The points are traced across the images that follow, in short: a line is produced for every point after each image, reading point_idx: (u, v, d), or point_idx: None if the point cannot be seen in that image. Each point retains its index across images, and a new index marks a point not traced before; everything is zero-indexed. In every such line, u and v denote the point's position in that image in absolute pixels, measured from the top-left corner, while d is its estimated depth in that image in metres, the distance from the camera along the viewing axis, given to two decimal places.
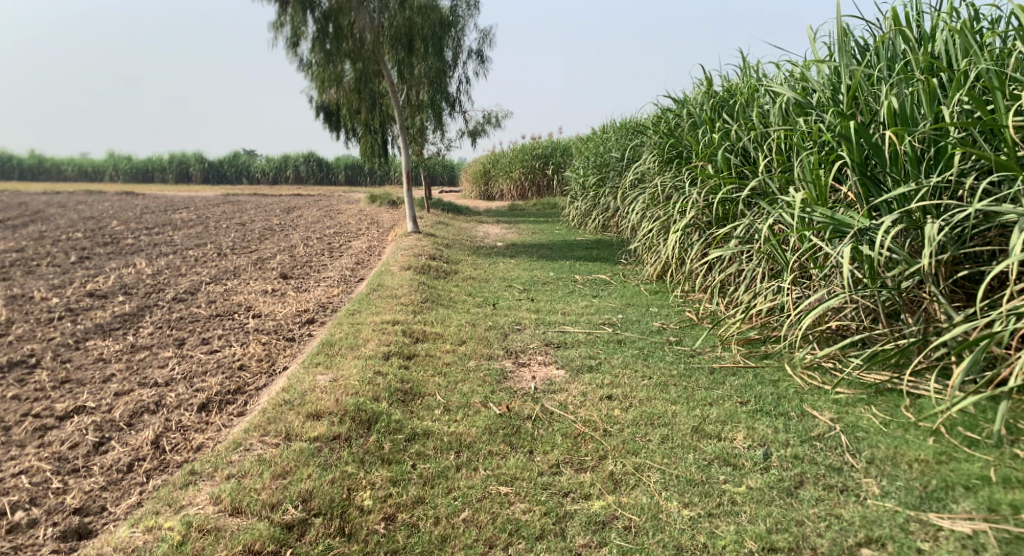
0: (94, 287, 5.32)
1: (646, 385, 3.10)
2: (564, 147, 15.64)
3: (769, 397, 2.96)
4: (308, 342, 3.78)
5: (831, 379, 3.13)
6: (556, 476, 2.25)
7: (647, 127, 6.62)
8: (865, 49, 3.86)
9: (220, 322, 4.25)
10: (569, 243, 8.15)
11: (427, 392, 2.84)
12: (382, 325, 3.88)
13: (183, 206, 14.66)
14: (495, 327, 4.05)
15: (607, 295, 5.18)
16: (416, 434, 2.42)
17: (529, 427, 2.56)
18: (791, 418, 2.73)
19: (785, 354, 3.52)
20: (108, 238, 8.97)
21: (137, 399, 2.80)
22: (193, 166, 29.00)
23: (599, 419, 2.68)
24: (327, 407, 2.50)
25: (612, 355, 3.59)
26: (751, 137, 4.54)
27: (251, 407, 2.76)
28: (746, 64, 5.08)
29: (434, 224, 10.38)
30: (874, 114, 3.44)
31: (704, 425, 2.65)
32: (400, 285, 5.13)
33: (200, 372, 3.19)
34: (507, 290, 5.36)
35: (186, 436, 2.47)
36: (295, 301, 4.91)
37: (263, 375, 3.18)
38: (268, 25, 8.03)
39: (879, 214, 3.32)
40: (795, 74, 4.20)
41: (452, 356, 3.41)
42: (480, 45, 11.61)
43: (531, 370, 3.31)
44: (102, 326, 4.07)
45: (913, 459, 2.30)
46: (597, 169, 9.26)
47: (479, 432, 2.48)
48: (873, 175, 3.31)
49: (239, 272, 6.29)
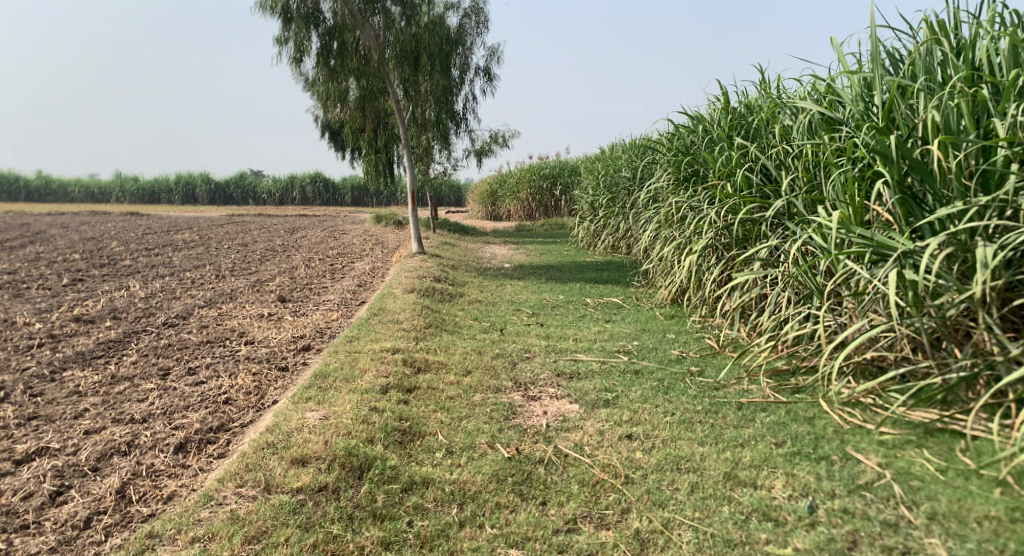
0: (82, 312, 5.10)
1: (668, 423, 2.81)
2: (572, 167, 15.44)
3: (806, 438, 2.67)
4: (302, 372, 3.52)
5: (872, 417, 2.85)
6: (572, 536, 1.97)
7: (660, 144, 6.39)
8: (897, 61, 3.63)
9: (210, 349, 4.01)
10: (578, 264, 7.91)
11: (428, 430, 2.57)
12: (382, 354, 3.62)
13: (186, 227, 14.55)
14: (502, 356, 3.78)
15: (620, 320, 4.91)
16: (415, 482, 2.14)
17: (542, 473, 2.29)
18: (834, 463, 2.45)
19: (819, 387, 3.24)
20: (106, 259, 8.79)
21: (108, 439, 2.54)
22: (201, 188, 29.12)
23: (620, 464, 2.40)
24: (316, 452, 2.23)
25: (630, 387, 3.30)
26: (773, 155, 4.30)
27: (234, 447, 2.50)
28: (764, 79, 4.87)
29: (440, 245, 10.13)
30: (911, 130, 3.18)
31: (737, 471, 2.37)
32: (403, 309, 4.88)
33: (182, 406, 2.93)
34: (514, 314, 5.09)
35: (156, 484, 2.20)
36: (292, 327, 4.66)
37: (250, 410, 2.92)
38: (273, 39, 7.88)
39: (920, 237, 3.07)
40: (820, 87, 3.97)
41: (456, 389, 3.14)
42: (487, 63, 11.45)
43: (542, 405, 3.04)
44: (84, 354, 3.84)
45: (983, 515, 2.01)
46: (607, 189, 9.03)
47: (485, 481, 2.20)
48: (914, 194, 3.05)
49: (236, 295, 6.05)
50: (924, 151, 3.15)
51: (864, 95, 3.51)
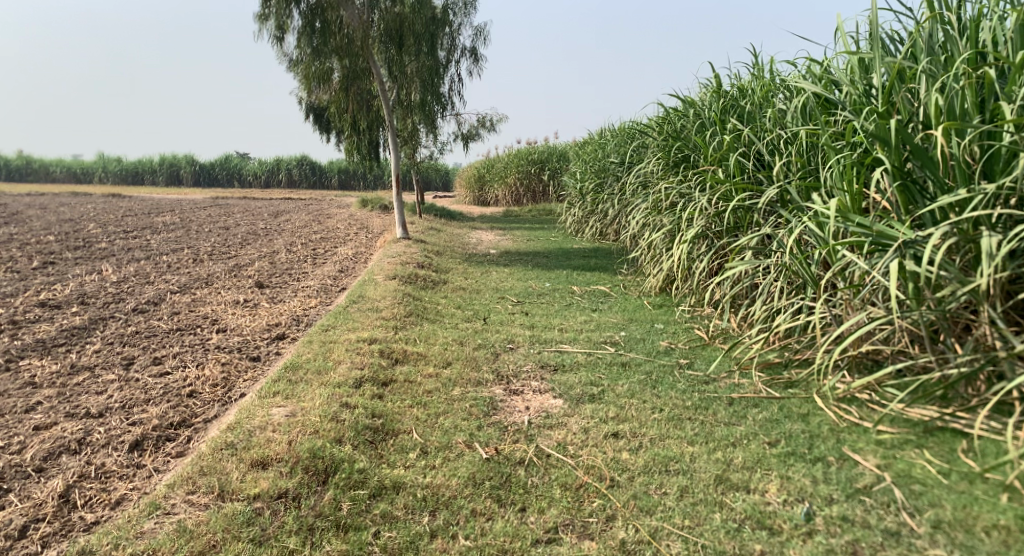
0: (48, 296, 4.88)
1: (657, 420, 2.67)
2: (560, 153, 15.25)
3: (800, 437, 2.55)
4: (274, 363, 3.35)
5: (868, 414, 2.73)
6: (553, 547, 1.83)
7: (650, 128, 6.22)
8: (897, 42, 3.47)
9: (179, 338, 3.82)
10: (565, 251, 7.77)
11: (402, 428, 2.42)
12: (357, 344, 3.45)
13: (167, 209, 14.22)
14: (485, 346, 3.63)
15: (607, 309, 4.76)
16: (383, 487, 1.99)
17: (522, 475, 2.15)
18: (830, 465, 2.33)
19: (812, 382, 3.12)
20: (81, 241, 8.52)
21: (57, 436, 2.36)
22: (185, 169, 28.68)
23: (605, 465, 2.26)
24: (278, 453, 2.08)
25: (617, 381, 3.16)
26: (767, 140, 4.14)
27: (194, 445, 2.34)
28: (758, 61, 4.71)
29: (426, 231, 9.92)
30: (912, 113, 3.04)
31: (729, 473, 2.25)
32: (384, 296, 4.71)
33: (142, 400, 2.75)
34: (499, 302, 4.93)
35: (103, 487, 2.04)
36: (267, 314, 4.48)
37: (214, 404, 2.74)
38: (253, 15, 7.60)
39: (920, 227, 2.93)
40: (817, 69, 3.81)
41: (435, 382, 2.98)
42: (474, 43, 11.18)
43: (525, 400, 2.89)
44: (44, 341, 3.64)
45: (990, 525, 1.91)
46: (596, 174, 8.85)
47: (460, 485, 2.05)
48: (916, 182, 2.91)
49: (211, 280, 5.84)
50: (925, 137, 3.01)
51: (863, 77, 3.36)
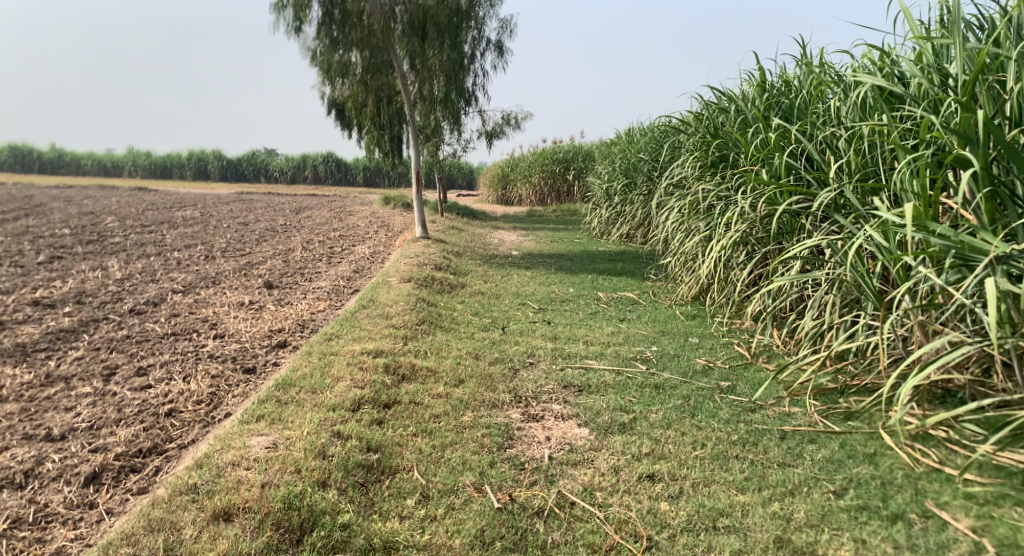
0: (44, 294, 4.62)
1: (699, 458, 2.29)
2: (587, 152, 14.83)
3: (872, 486, 2.15)
4: (269, 377, 3.03)
5: (950, 457, 2.30)
6: None
7: (686, 124, 5.80)
8: (978, 26, 3.02)
9: (171, 344, 3.51)
10: (591, 254, 7.38)
11: (402, 465, 2.07)
12: (360, 357, 3.11)
13: (190, 203, 14.09)
14: (501, 361, 3.26)
15: (636, 319, 4.37)
16: (371, 549, 1.68)
17: (538, 530, 1.82)
18: (913, 526, 1.94)
19: (876, 415, 2.68)
20: (94, 235, 8.30)
21: (4, 466, 2.06)
22: (211, 164, 28.81)
23: (640, 520, 1.90)
24: (246, 501, 1.78)
25: (650, 407, 2.77)
26: (821, 139, 3.71)
27: (160, 479, 2.03)
28: (808, 51, 4.28)
29: (446, 230, 9.59)
30: (999, 108, 2.62)
31: (789, 534, 1.88)
32: (395, 301, 4.36)
33: (113, 418, 2.44)
34: (520, 309, 4.56)
35: (40, 537, 1.75)
36: (271, 318, 4.17)
37: (194, 426, 2.42)
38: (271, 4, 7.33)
39: (1011, 240, 2.51)
40: (881, 59, 3.39)
41: (443, 404, 2.63)
42: (500, 35, 10.81)
43: (545, 428, 2.52)
44: (25, 347, 3.36)
45: None
46: (625, 173, 8.42)
47: (464, 547, 1.73)
48: (1006, 187, 2.48)
49: (218, 279, 5.55)
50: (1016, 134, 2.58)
51: (937, 65, 2.91)
